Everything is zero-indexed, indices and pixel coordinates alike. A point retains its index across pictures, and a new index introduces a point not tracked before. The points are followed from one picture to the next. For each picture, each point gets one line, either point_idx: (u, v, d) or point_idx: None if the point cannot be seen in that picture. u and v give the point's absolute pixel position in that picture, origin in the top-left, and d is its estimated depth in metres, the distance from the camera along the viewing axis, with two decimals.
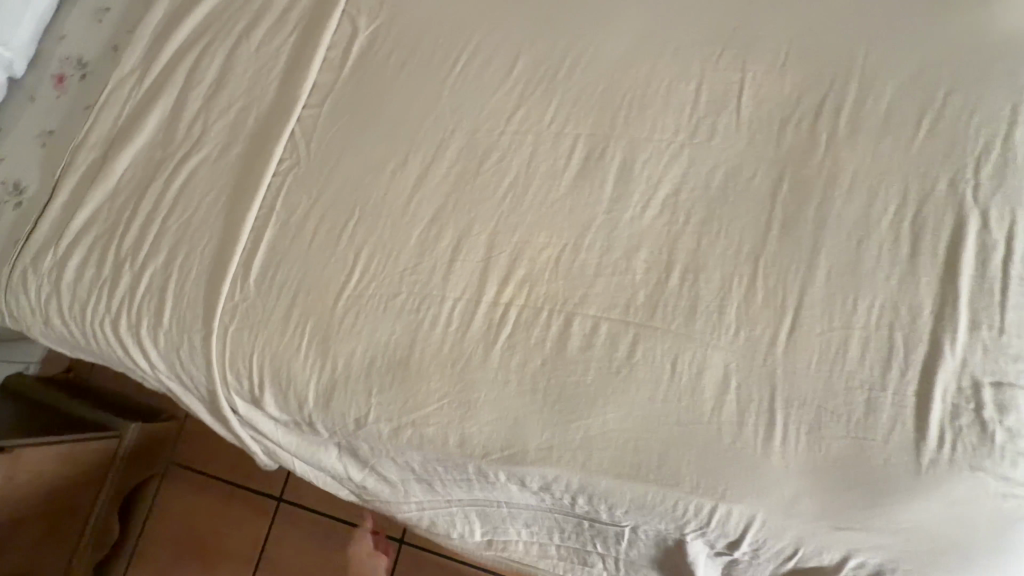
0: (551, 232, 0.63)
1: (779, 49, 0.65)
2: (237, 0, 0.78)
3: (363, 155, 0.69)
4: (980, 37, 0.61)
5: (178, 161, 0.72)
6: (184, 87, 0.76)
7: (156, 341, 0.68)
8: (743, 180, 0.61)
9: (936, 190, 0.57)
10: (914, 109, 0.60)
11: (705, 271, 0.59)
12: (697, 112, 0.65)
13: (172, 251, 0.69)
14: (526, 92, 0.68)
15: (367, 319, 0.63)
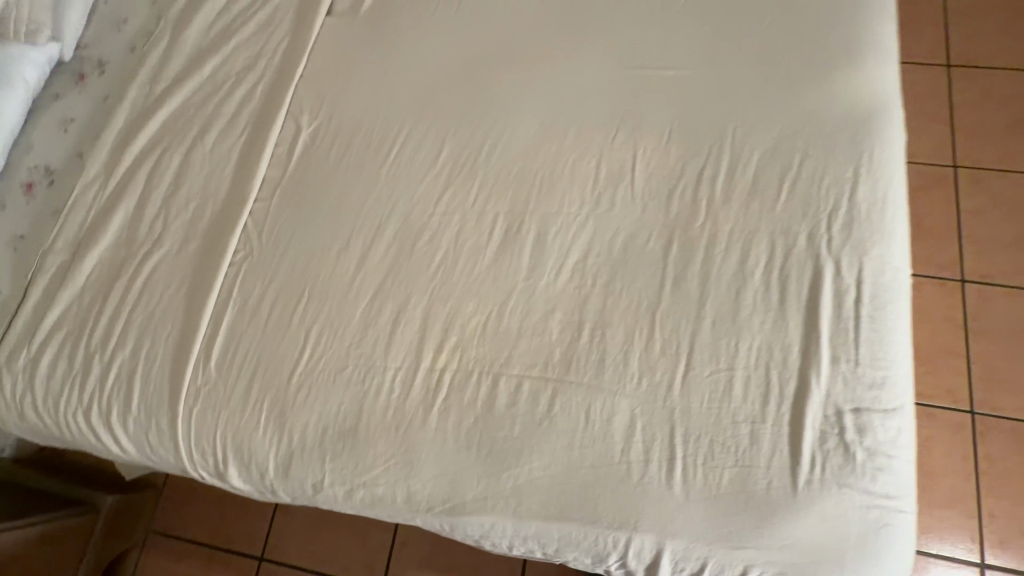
0: (478, 300, 0.72)
1: (663, 127, 0.76)
2: (191, 107, 0.88)
3: (311, 241, 0.78)
4: (825, 111, 0.73)
5: (142, 257, 0.80)
6: (145, 188, 0.84)
7: (125, 425, 0.74)
8: (637, 245, 0.72)
9: (797, 244, 0.68)
10: (776, 175, 0.71)
11: (611, 326, 0.68)
12: (598, 187, 0.75)
13: (137, 342, 0.75)
14: (451, 176, 0.78)
15: (319, 392, 0.70)
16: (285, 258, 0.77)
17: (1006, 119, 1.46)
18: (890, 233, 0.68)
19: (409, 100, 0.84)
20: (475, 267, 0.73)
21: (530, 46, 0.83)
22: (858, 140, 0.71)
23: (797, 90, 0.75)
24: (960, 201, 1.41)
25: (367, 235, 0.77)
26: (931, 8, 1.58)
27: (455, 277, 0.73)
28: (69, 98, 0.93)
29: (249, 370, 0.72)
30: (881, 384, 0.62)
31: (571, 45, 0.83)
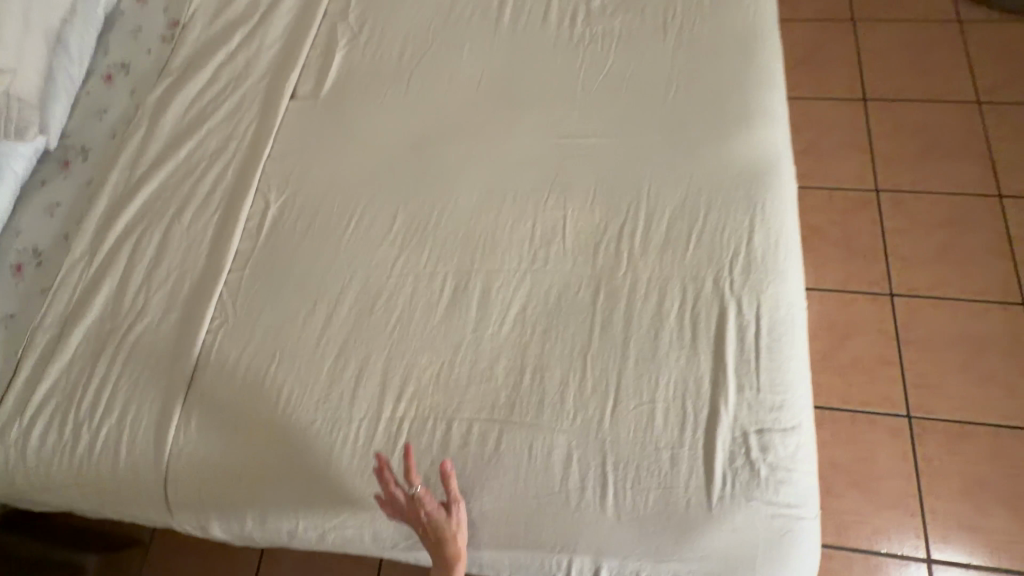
0: (432, 352, 0.80)
1: (588, 190, 0.87)
2: (169, 189, 0.97)
3: (281, 307, 0.86)
4: (725, 168, 0.85)
5: (125, 329, 0.87)
6: (127, 265, 0.92)
7: (113, 488, 0.80)
8: (569, 295, 0.81)
9: (705, 287, 0.78)
10: (685, 227, 0.82)
11: (548, 370, 0.77)
12: (534, 245, 0.85)
13: (121, 409, 0.82)
14: (406, 241, 0.88)
15: (290, 445, 0.77)
16: (257, 323, 0.85)
17: (918, 147, 1.62)
18: (783, 273, 0.78)
19: (367, 173, 0.94)
20: (429, 322, 0.82)
21: (471, 124, 0.95)
22: (753, 192, 0.83)
23: (700, 151, 0.86)
24: (884, 222, 1.55)
25: (332, 297, 0.86)
26: (844, 51, 1.76)
27: (410, 332, 0.82)
28: (55, 184, 1.01)
29: (226, 429, 0.79)
30: (780, 407, 0.72)
31: (507, 119, 0.95)
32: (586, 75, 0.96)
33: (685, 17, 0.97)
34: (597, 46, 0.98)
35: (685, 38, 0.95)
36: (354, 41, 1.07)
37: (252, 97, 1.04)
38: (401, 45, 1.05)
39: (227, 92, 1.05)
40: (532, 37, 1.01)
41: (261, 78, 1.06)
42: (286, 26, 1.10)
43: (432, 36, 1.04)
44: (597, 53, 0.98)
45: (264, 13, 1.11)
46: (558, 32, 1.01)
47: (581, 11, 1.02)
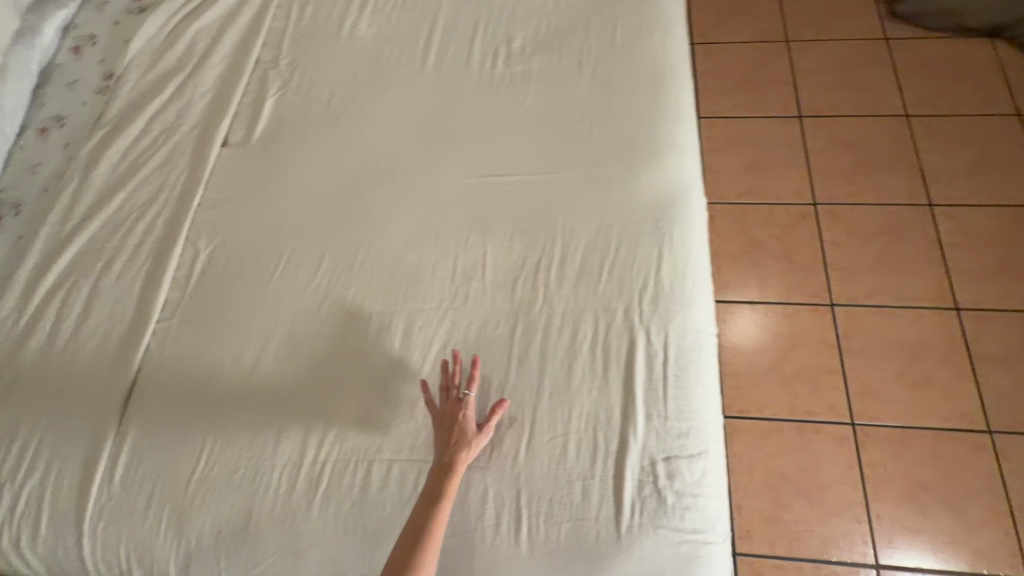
0: (355, 395, 0.82)
1: (506, 227, 0.90)
2: (100, 242, 0.98)
3: (207, 356, 0.87)
4: (635, 201, 0.88)
5: (52, 385, 0.88)
6: (55, 320, 0.92)
7: (35, 548, 0.80)
8: (489, 331, 0.84)
9: (616, 319, 0.81)
10: (597, 260, 0.85)
11: (467, 405, 0.79)
12: (455, 284, 0.88)
13: (46, 466, 0.82)
14: (331, 284, 0.90)
15: (214, 496, 0.79)
16: (184, 372, 0.86)
17: (853, 159, 1.68)
18: (690, 302, 0.82)
19: (294, 218, 0.96)
20: (353, 364, 0.84)
21: (395, 167, 0.98)
22: (661, 224, 0.86)
23: (612, 185, 0.90)
24: (823, 234, 1.60)
25: (259, 343, 0.87)
26: (780, 71, 1.83)
27: (334, 375, 0.84)
28: None
29: (152, 482, 0.80)
30: (688, 433, 0.74)
31: (430, 160, 0.97)
32: (506, 113, 0.99)
33: (599, 58, 1.01)
34: (517, 85, 1.02)
35: (599, 78, 1.00)
36: (285, 87, 1.09)
37: (184, 145, 1.06)
38: (330, 90, 1.08)
39: (160, 141, 1.07)
40: (456, 78, 1.04)
41: (193, 126, 1.08)
42: (219, 74, 1.13)
43: (360, 81, 1.08)
44: (517, 92, 1.01)
45: (197, 62, 1.14)
46: (480, 73, 1.04)
47: (502, 51, 1.06)
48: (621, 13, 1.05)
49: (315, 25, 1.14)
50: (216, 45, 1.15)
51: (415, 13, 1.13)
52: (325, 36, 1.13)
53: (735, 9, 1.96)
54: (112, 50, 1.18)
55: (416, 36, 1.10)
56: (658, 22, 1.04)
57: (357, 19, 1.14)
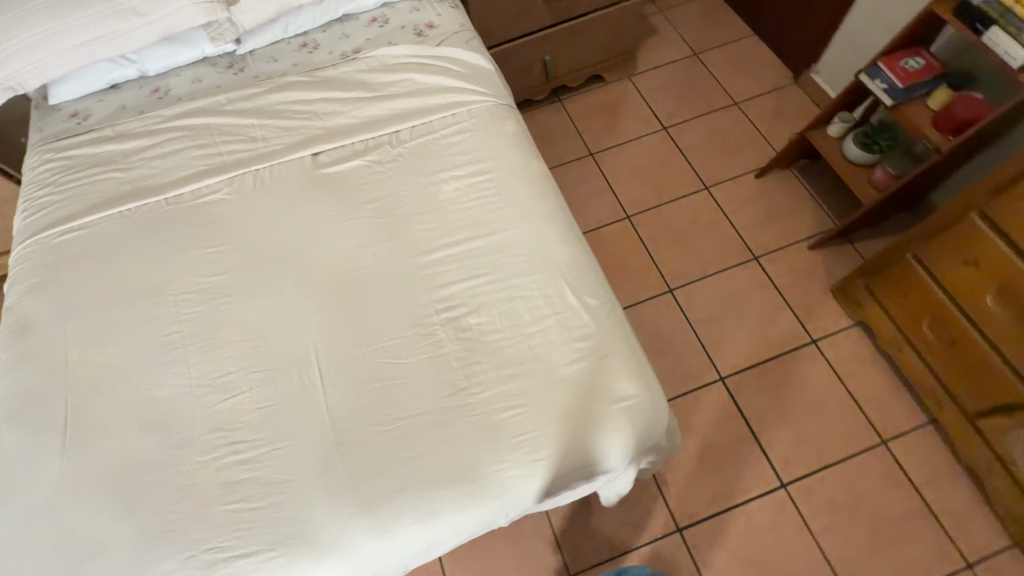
0: (118, 351, 1.09)
1: (270, 399, 1.01)
2: (217, 132, 1.37)
3: (143, 240, 1.23)
4: (312, 503, 0.90)
5: (114, 170, 1.33)
6: (159, 143, 1.37)
7: (23, 217, 1.30)
8: (177, 426, 1.00)
9: (191, 529, 0.90)
10: (254, 493, 0.92)
11: (109, 437, 0.99)
12: (215, 380, 1.04)
13: (61, 197, 1.30)
14: (204, 290, 1.14)
15: (47, 295, 1.16)
16: (130, 235, 1.23)
17: None
18: None
19: (259, 235, 1.21)
20: (142, 337, 1.10)
21: (314, 280, 1.13)
22: (295, 536, 0.87)
23: (327, 475, 0.92)
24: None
25: (155, 267, 1.19)
26: None
27: (133, 328, 1.11)
28: (214, 70, 1.50)
29: (53, 260, 1.21)
30: None
31: (324, 306, 1.09)
32: (389, 347, 1.04)
33: (473, 404, 0.96)
34: (423, 342, 1.04)
35: (448, 415, 0.95)
36: (375, 163, 1.29)
37: (307, 130, 1.36)
38: (380, 195, 1.23)
39: (304, 114, 1.38)
40: (420, 285, 1.10)
41: (322, 126, 1.36)
42: (375, 115, 1.36)
43: (398, 212, 1.20)
44: (416, 345, 1.04)
45: (381, 94, 1.39)
46: (430, 301, 1.08)
47: (461, 310, 1.06)
48: (541, 404, 0.96)
49: (443, 150, 1.28)
50: (398, 98, 1.37)
51: (484, 215, 1.17)
52: (433, 164, 1.26)
53: (870, 522, 1.45)
54: (377, 41, 1.50)
55: (455, 230, 1.16)
56: (540, 447, 0.92)
57: (457, 176, 1.24)
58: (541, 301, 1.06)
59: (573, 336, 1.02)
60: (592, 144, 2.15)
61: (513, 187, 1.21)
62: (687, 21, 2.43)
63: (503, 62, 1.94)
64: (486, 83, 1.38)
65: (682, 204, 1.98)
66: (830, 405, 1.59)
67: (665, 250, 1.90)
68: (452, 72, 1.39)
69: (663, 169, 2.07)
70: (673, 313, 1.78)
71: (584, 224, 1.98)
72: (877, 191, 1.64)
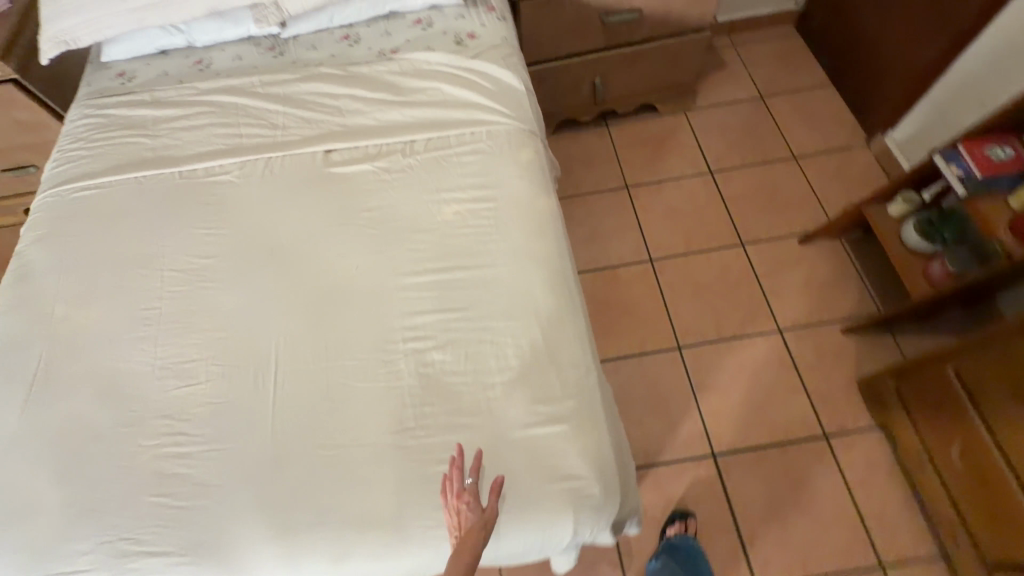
0: (98, 315, 1.11)
1: (221, 396, 1.00)
2: (242, 112, 1.38)
3: (149, 209, 1.25)
4: (232, 514, 0.88)
5: (142, 135, 1.37)
6: (187, 114, 1.39)
7: (52, 166, 1.35)
8: (130, 404, 1.00)
9: (116, 513, 0.90)
10: (182, 491, 0.91)
11: (69, 401, 1.01)
12: (175, 364, 1.04)
13: (90, 154, 1.35)
14: (190, 270, 1.15)
15: (52, 247, 1.20)
16: (138, 203, 1.26)
17: None
18: None
19: (255, 225, 1.20)
20: (122, 307, 1.11)
21: (293, 282, 1.11)
22: (207, 546, 0.86)
23: (254, 489, 0.90)
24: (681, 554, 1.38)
25: (153, 239, 1.20)
26: None
27: (116, 295, 1.13)
28: (255, 50, 1.51)
29: (66, 214, 1.25)
30: None
31: (295, 310, 1.07)
32: (347, 367, 1.00)
33: (415, 448, 0.92)
34: (381, 369, 0.99)
35: (387, 454, 0.91)
36: (383, 170, 1.25)
37: (327, 126, 1.34)
38: (379, 204, 1.20)
39: (328, 109, 1.37)
40: (394, 307, 1.05)
41: (342, 124, 1.34)
42: (395, 120, 1.33)
43: (392, 226, 1.16)
44: (374, 371, 0.99)
45: (405, 99, 1.35)
46: (400, 328, 1.03)
47: (428, 344, 1.01)
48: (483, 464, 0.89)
49: (453, 168, 1.23)
50: (421, 106, 1.33)
51: (477, 247, 1.12)
52: (439, 181, 1.22)
53: None
54: (416, 43, 1.47)
55: (444, 256, 1.11)
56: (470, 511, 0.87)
57: (460, 199, 1.19)
58: (511, 351, 0.99)
59: (536, 397, 0.94)
60: (630, 176, 2.05)
61: (514, 222, 1.14)
62: (760, 61, 2.27)
63: (550, 79, 1.87)
64: (513, 105, 1.32)
65: (712, 257, 1.85)
66: (827, 509, 1.44)
67: (683, 302, 1.78)
68: (482, 87, 1.34)
69: (700, 216, 1.94)
70: (677, 372, 1.66)
71: (604, 259, 1.88)
72: (930, 287, 1.46)
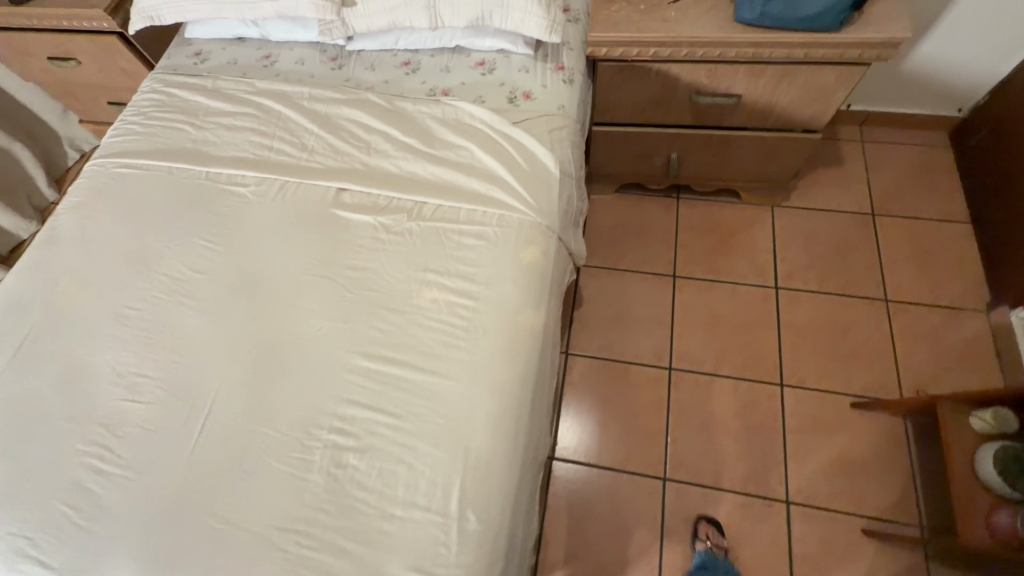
0: (89, 299, 1.18)
1: (154, 425, 1.02)
2: (280, 123, 1.38)
3: (168, 202, 1.29)
4: (116, 552, 0.91)
5: (190, 122, 1.42)
6: (234, 112, 1.42)
7: (112, 133, 1.44)
8: (80, 400, 1.06)
9: (31, 506, 0.96)
10: (86, 509, 0.95)
11: (37, 377, 1.09)
12: (129, 375, 1.08)
13: (143, 132, 1.42)
14: (178, 279, 1.18)
15: (80, 218, 1.29)
16: (161, 194, 1.31)
17: None
18: None
19: (249, 250, 1.20)
20: (111, 297, 1.18)
21: (259, 326, 1.10)
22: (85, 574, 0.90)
23: (141, 535, 0.92)
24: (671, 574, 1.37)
25: (159, 235, 1.25)
26: None
27: (110, 284, 1.19)
28: (318, 57, 1.50)
29: (103, 188, 1.33)
30: None
31: (249, 359, 1.07)
32: (269, 438, 0.98)
33: (292, 555, 0.88)
34: (296, 453, 0.96)
35: (263, 550, 0.88)
36: (383, 227, 1.19)
37: (350, 161, 1.30)
38: (365, 266, 1.15)
39: (358, 142, 1.32)
40: (334, 389, 1.01)
41: (364, 163, 1.29)
42: (415, 173, 1.25)
43: (368, 295, 1.11)
44: (289, 452, 0.96)
45: (433, 153, 1.27)
46: (330, 414, 0.99)
47: (349, 443, 0.96)
48: None
49: (449, 248, 1.14)
50: (445, 166, 1.24)
51: (438, 348, 1.03)
52: (431, 259, 1.13)
53: None
54: (469, 89, 1.36)
55: (403, 348, 1.04)
56: None
57: (443, 286, 1.10)
58: (424, 485, 0.91)
59: (429, 549, 0.86)
60: (682, 265, 1.82)
61: (485, 332, 1.03)
62: (887, 171, 1.90)
63: (620, 142, 1.68)
64: (539, 192, 1.18)
65: (740, 388, 1.61)
66: None
67: (687, 428, 1.58)
68: (513, 162, 1.22)
69: (744, 335, 1.69)
70: (651, 504, 1.50)
71: (618, 349, 1.71)
72: (986, 536, 1.16)
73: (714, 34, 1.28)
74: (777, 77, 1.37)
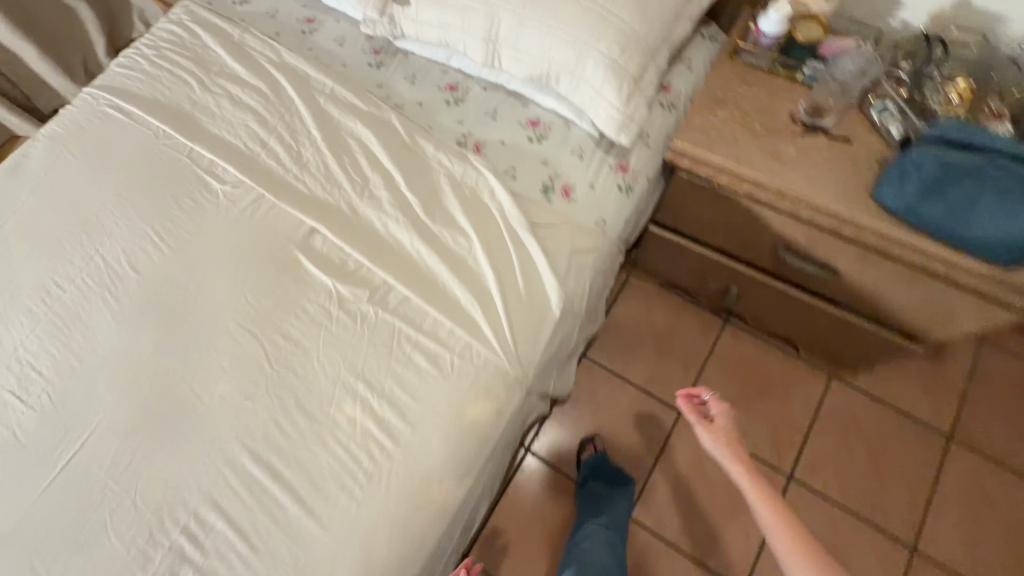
0: (22, 256, 1.07)
1: (24, 436, 0.93)
2: (287, 115, 1.17)
3: (138, 169, 1.14)
4: None
5: (198, 77, 1.23)
6: (246, 82, 1.21)
7: (123, 60, 1.28)
8: None
9: None
10: None
11: None
12: (26, 366, 0.98)
13: (149, 72, 1.25)
14: (113, 270, 1.05)
15: (50, 153, 1.17)
16: (137, 156, 1.15)
17: None
18: None
19: (194, 265, 1.05)
20: (43, 262, 1.07)
21: (166, 367, 0.97)
22: None
23: None
24: (570, 544, 1.32)
25: (115, 206, 1.11)
26: None
27: (49, 247, 1.08)
28: (362, 43, 1.25)
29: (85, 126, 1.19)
30: None
31: (140, 402, 0.94)
32: (121, 506, 0.87)
33: None
34: (139, 540, 0.85)
35: None
36: (339, 296, 1.00)
37: (339, 196, 1.09)
38: (300, 339, 0.97)
39: (357, 174, 1.10)
40: (205, 482, 0.88)
41: (353, 204, 1.08)
42: (401, 241, 1.03)
43: (286, 379, 0.95)
44: (132, 536, 0.86)
45: (429, 225, 1.04)
46: (190, 511, 0.87)
47: (194, 555, 0.84)
48: None
49: (394, 360, 0.94)
50: (434, 248, 1.01)
51: (329, 484, 0.87)
52: (370, 363, 0.94)
53: None
54: (506, 153, 1.09)
55: (293, 465, 0.88)
56: None
57: (368, 406, 0.91)
58: None
59: None
60: None
61: (386, 488, 0.86)
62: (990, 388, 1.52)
63: (675, 252, 1.36)
64: (524, 328, 0.95)
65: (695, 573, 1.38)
66: None
67: None
68: (511, 279, 0.98)
69: (725, 515, 1.43)
70: None
71: None
72: None
73: (831, 201, 0.94)
74: (893, 275, 1.02)
